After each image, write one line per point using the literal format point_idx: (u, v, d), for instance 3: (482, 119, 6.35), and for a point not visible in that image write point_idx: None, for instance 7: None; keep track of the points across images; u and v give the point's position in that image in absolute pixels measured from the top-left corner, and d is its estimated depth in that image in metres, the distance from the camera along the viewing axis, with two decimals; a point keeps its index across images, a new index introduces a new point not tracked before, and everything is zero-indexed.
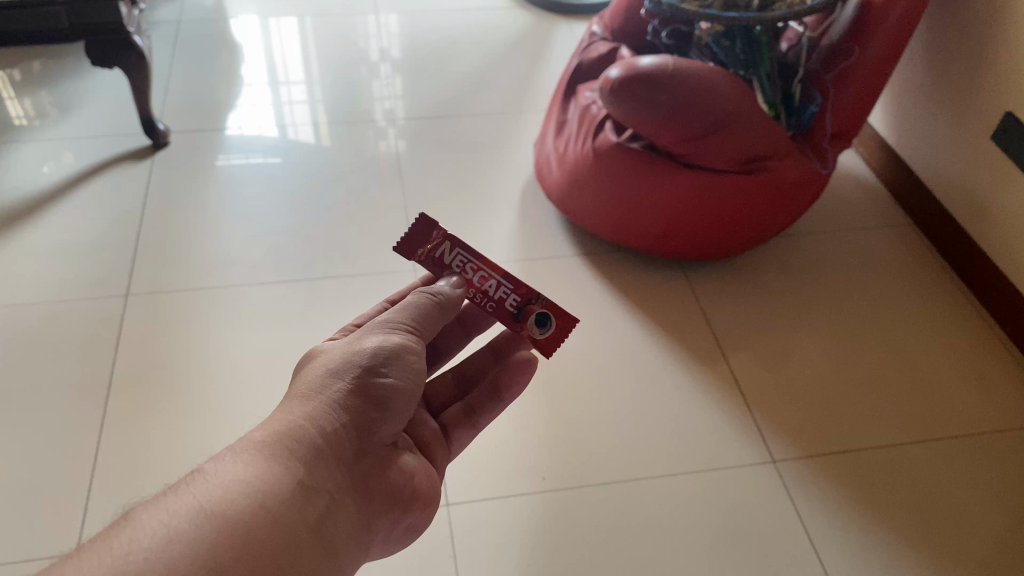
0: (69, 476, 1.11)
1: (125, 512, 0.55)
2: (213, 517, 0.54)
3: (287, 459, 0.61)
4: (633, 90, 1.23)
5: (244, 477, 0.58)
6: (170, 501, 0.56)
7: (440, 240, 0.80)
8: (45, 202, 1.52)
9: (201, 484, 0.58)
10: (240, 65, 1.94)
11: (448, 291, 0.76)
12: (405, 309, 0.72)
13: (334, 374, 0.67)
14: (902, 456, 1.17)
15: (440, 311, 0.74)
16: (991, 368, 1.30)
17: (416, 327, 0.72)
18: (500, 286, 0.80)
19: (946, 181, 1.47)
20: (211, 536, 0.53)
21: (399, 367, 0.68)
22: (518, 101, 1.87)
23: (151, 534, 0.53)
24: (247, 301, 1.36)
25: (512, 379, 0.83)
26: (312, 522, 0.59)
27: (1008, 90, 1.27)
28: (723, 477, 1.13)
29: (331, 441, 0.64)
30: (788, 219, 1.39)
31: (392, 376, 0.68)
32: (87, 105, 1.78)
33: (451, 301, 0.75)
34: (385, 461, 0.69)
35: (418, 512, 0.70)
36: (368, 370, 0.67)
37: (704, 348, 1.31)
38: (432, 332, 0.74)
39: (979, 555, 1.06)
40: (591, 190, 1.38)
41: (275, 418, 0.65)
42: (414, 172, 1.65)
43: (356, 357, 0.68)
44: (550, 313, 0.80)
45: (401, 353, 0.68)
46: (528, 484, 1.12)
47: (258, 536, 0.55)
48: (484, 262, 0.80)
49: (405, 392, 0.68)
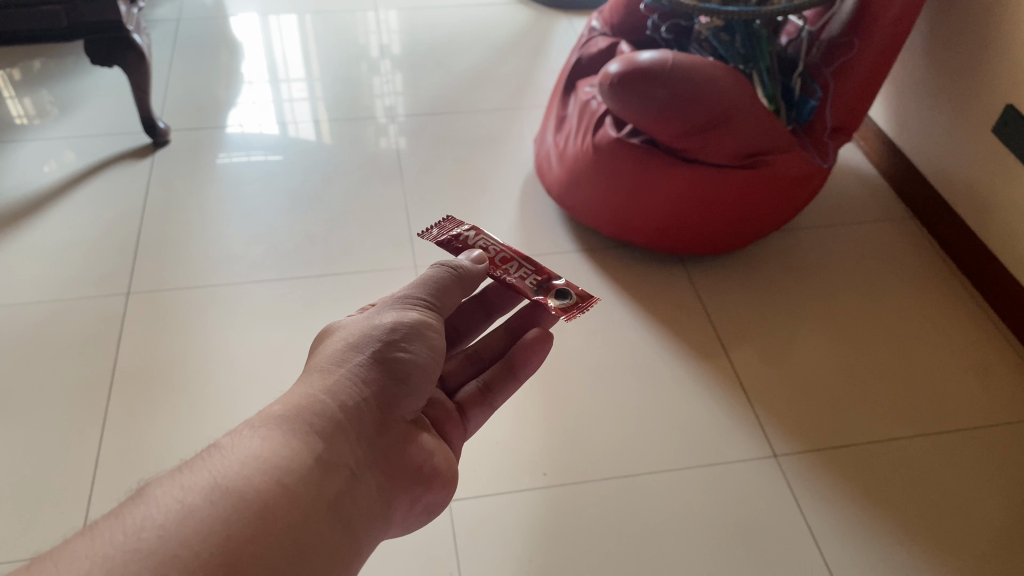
0: (71, 475, 1.11)
1: (137, 489, 0.54)
2: (228, 493, 0.54)
3: (305, 434, 0.60)
4: (632, 85, 1.23)
5: (260, 454, 0.57)
6: (184, 477, 0.55)
7: (468, 229, 0.87)
8: (46, 201, 1.52)
9: (217, 460, 0.57)
10: (240, 63, 1.94)
11: (469, 265, 0.76)
12: (421, 284, 0.74)
13: (354, 348, 0.68)
14: (903, 449, 1.17)
15: (459, 285, 0.75)
16: (993, 361, 1.30)
17: (435, 302, 0.74)
18: (521, 267, 0.84)
19: (946, 174, 1.47)
20: (226, 513, 0.52)
21: (420, 342, 0.69)
22: (518, 97, 1.87)
23: (164, 510, 0.52)
24: (248, 299, 1.36)
25: (528, 357, 0.83)
26: (331, 498, 0.59)
27: (1009, 82, 1.27)
28: (724, 472, 1.13)
29: (352, 415, 0.64)
30: (792, 210, 1.39)
31: (411, 351, 0.69)
32: (88, 104, 1.78)
33: (472, 275, 0.76)
34: (407, 437, 0.69)
35: (436, 491, 0.70)
36: (388, 344, 0.68)
37: (705, 342, 1.31)
38: (450, 306, 0.76)
39: (981, 547, 1.06)
40: (592, 185, 1.38)
41: (294, 391, 0.65)
42: (415, 168, 1.65)
43: (374, 331, 0.69)
44: (570, 291, 0.83)
45: (421, 329, 0.70)
46: (529, 479, 1.12)
47: (275, 512, 0.54)
48: (507, 248, 0.86)
49: (425, 367, 0.70)
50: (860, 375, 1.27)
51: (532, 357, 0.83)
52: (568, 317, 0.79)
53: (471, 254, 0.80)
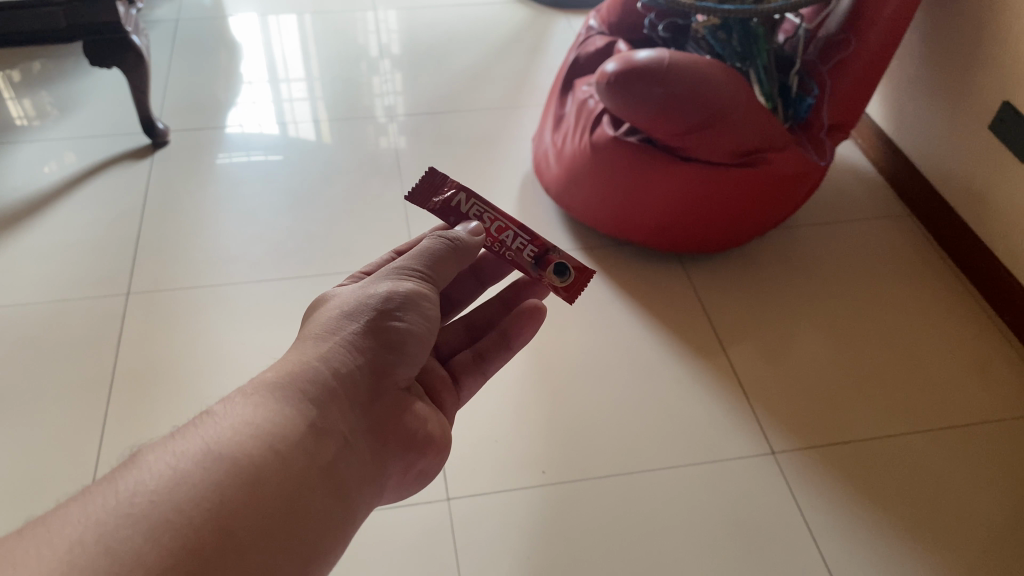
0: (72, 476, 1.11)
1: (131, 455, 0.55)
2: (221, 458, 0.54)
3: (297, 401, 0.61)
4: (629, 85, 1.23)
5: (253, 421, 0.57)
6: (178, 443, 0.55)
7: (456, 190, 0.83)
8: (46, 201, 1.53)
9: (210, 426, 0.57)
10: (240, 63, 1.94)
11: (466, 236, 0.77)
12: (417, 254, 0.74)
13: (348, 316, 0.69)
14: (902, 446, 1.17)
15: (455, 255, 0.75)
16: (991, 357, 1.30)
17: (431, 273, 0.74)
18: (517, 236, 0.84)
19: (944, 171, 1.47)
20: (218, 478, 0.52)
21: (414, 311, 0.70)
22: (517, 96, 1.88)
23: (156, 475, 0.52)
24: (247, 299, 1.36)
25: (521, 328, 0.84)
26: (323, 465, 0.59)
27: (1006, 80, 1.27)
28: (722, 469, 1.14)
29: (345, 382, 0.64)
30: (789, 206, 1.39)
31: (405, 321, 0.69)
32: (88, 105, 1.78)
33: (469, 247, 0.77)
34: (401, 405, 0.69)
35: (431, 457, 0.71)
36: (383, 313, 0.69)
37: (703, 341, 1.31)
38: (446, 275, 0.76)
39: (978, 544, 1.06)
40: (589, 180, 1.38)
41: (287, 358, 0.65)
42: (413, 167, 1.66)
43: (369, 300, 0.69)
44: (568, 263, 0.83)
45: (415, 299, 0.70)
46: (527, 476, 1.12)
47: (268, 479, 0.55)
48: (500, 212, 0.84)
49: (419, 337, 0.70)
50: (855, 369, 1.28)
51: (524, 327, 0.84)
52: (572, 300, 0.83)
53: (468, 224, 0.81)
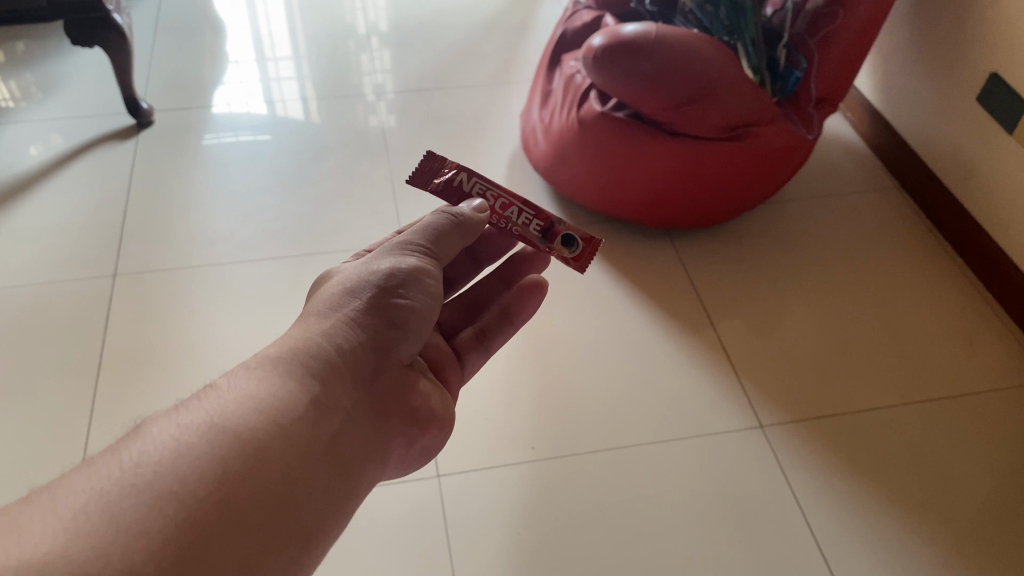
0: (61, 456, 1.11)
1: (135, 426, 0.53)
2: (225, 431, 0.53)
3: (300, 374, 0.60)
4: (615, 59, 1.22)
5: (256, 394, 0.57)
6: (181, 415, 0.54)
7: (456, 170, 0.83)
8: (30, 183, 1.51)
9: (214, 398, 0.56)
10: (226, 41, 1.92)
11: (469, 212, 0.76)
12: (420, 230, 0.74)
13: (350, 292, 0.68)
14: (891, 418, 1.18)
15: (458, 232, 0.75)
16: (979, 329, 1.31)
17: (434, 249, 0.73)
18: (522, 211, 0.83)
19: (931, 144, 1.47)
20: (221, 450, 0.51)
21: (417, 288, 0.70)
22: (506, 73, 1.86)
23: (160, 446, 0.51)
24: (234, 279, 1.36)
25: (524, 303, 0.86)
26: (325, 439, 0.58)
27: (993, 49, 1.27)
28: (711, 443, 1.14)
29: (348, 357, 0.64)
30: (779, 181, 1.39)
31: (408, 298, 0.69)
32: (71, 86, 1.76)
33: (472, 223, 0.76)
34: (403, 381, 0.69)
35: (433, 433, 0.72)
36: (386, 290, 0.68)
37: (692, 317, 1.31)
38: (448, 252, 0.75)
39: (966, 513, 1.08)
40: (576, 156, 1.38)
41: (291, 333, 0.65)
42: (402, 145, 1.65)
43: (372, 276, 0.69)
44: (574, 235, 0.84)
45: (418, 276, 0.70)
46: (517, 453, 1.13)
47: (271, 450, 0.54)
48: (503, 189, 0.83)
49: (422, 314, 0.70)
50: (846, 344, 1.28)
51: (527, 303, 0.86)
52: (582, 267, 0.84)
53: (472, 202, 0.80)
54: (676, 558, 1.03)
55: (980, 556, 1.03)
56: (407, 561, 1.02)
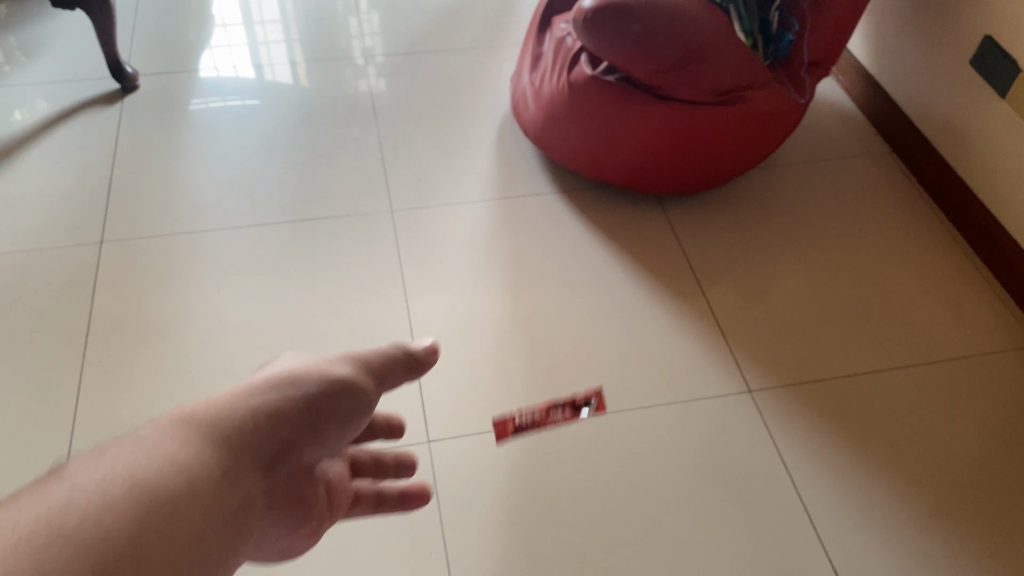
0: (52, 423, 1.11)
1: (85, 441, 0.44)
2: (205, 447, 0.45)
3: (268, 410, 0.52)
4: (604, 22, 1.20)
5: (238, 416, 0.49)
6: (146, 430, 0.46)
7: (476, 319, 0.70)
8: (15, 148, 1.49)
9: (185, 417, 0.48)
10: (212, 4, 1.89)
11: (425, 352, 0.68)
12: (369, 354, 0.65)
13: (276, 388, 0.55)
14: (879, 382, 1.19)
15: (406, 370, 0.67)
16: (967, 294, 1.31)
17: (380, 378, 0.65)
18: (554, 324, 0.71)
19: (923, 108, 1.47)
20: (196, 467, 0.43)
21: (349, 399, 0.59)
22: (497, 36, 1.84)
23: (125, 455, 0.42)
24: (222, 245, 1.35)
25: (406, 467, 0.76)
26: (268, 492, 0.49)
27: (987, 11, 1.26)
28: (701, 407, 1.15)
29: (257, 442, 0.49)
30: (771, 145, 1.38)
31: (328, 427, 0.56)
32: (55, 49, 1.73)
33: (426, 363, 0.68)
34: (292, 500, 0.53)
35: (300, 534, 0.56)
36: (315, 411, 0.55)
37: (683, 282, 1.31)
38: (392, 388, 0.67)
39: (951, 476, 1.09)
40: (566, 120, 1.36)
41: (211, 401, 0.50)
42: (391, 110, 1.63)
43: (302, 384, 0.56)
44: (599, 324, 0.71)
45: (348, 400, 0.59)
46: (508, 419, 1.13)
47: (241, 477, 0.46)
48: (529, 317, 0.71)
49: (340, 434, 0.58)
50: (836, 310, 1.28)
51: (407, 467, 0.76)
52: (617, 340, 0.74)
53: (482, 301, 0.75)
54: (665, 522, 1.04)
55: (964, 518, 1.05)
56: (398, 527, 1.03)
